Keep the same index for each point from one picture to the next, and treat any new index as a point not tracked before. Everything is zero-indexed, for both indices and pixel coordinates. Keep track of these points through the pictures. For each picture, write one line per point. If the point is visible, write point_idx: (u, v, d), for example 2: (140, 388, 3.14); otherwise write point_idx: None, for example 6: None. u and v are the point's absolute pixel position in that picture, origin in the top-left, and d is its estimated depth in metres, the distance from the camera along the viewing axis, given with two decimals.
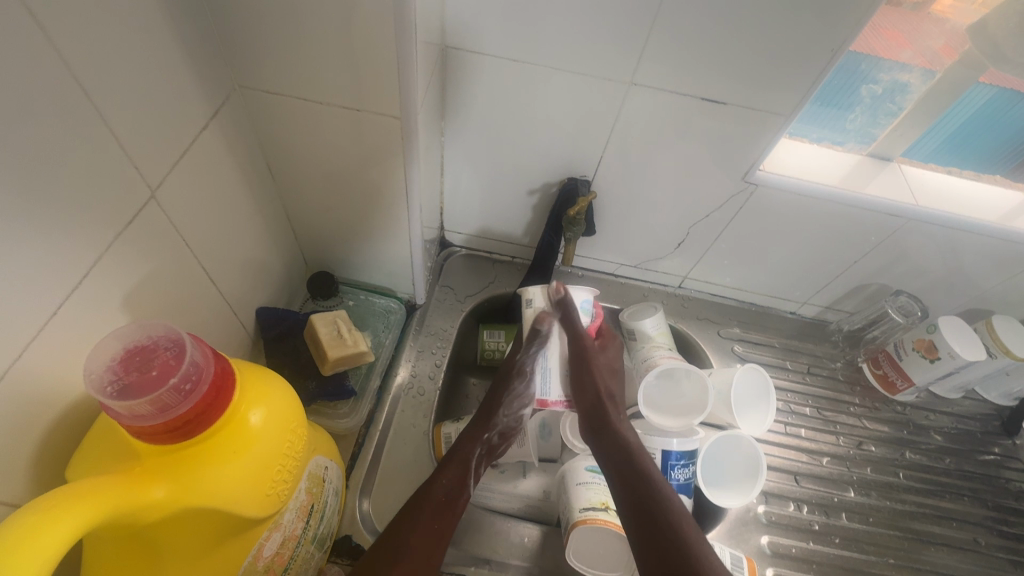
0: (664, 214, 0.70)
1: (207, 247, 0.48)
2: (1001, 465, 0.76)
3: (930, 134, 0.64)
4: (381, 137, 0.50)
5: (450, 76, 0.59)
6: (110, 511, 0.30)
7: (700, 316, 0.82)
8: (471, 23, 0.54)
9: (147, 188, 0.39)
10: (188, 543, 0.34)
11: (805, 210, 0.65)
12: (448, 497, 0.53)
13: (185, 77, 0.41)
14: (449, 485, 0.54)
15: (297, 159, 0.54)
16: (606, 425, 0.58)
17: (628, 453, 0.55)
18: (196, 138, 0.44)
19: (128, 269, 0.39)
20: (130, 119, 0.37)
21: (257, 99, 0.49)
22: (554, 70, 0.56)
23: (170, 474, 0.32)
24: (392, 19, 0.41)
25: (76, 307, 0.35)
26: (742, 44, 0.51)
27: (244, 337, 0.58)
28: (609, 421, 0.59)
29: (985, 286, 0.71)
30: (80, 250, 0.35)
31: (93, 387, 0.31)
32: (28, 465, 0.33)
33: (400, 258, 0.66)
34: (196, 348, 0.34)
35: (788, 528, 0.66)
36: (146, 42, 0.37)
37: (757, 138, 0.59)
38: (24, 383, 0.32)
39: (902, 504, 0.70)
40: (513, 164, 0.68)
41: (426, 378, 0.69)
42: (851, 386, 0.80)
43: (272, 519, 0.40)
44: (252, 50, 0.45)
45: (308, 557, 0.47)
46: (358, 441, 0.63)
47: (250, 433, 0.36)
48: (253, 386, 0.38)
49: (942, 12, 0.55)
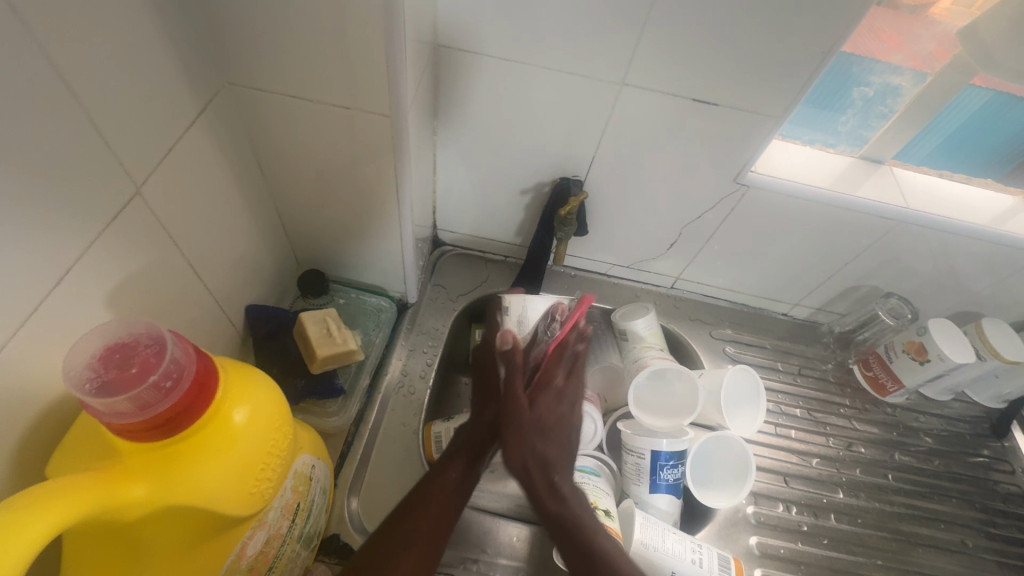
0: (656, 215, 0.70)
1: (195, 244, 0.48)
2: (991, 468, 0.76)
3: (922, 138, 0.64)
4: (371, 135, 0.50)
5: (442, 75, 0.59)
6: (88, 509, 0.29)
7: (693, 316, 0.82)
8: (463, 22, 0.54)
9: (133, 184, 0.39)
10: (170, 542, 0.34)
11: (796, 211, 0.66)
12: (456, 490, 0.52)
13: (173, 73, 0.41)
14: (457, 477, 0.53)
15: (287, 157, 0.54)
16: (540, 493, 0.53)
17: (566, 526, 0.50)
18: (183, 135, 0.44)
19: (113, 266, 0.39)
20: (116, 115, 0.37)
21: (246, 96, 0.49)
22: (546, 69, 0.56)
23: (150, 472, 0.32)
24: (382, 18, 0.41)
25: (59, 302, 0.35)
26: (733, 46, 0.51)
27: (233, 334, 0.58)
28: (541, 490, 0.53)
29: (976, 288, 0.72)
30: (64, 245, 0.35)
31: (73, 384, 0.31)
32: (11, 460, 0.33)
33: (391, 256, 0.65)
34: (178, 345, 0.34)
35: (777, 528, 0.66)
36: (133, 37, 0.37)
37: (748, 139, 0.59)
38: (5, 379, 0.32)
39: (891, 505, 0.70)
40: (506, 163, 0.68)
41: (416, 377, 0.69)
42: (842, 388, 0.80)
43: (256, 517, 0.40)
44: (241, 46, 0.44)
45: (295, 555, 0.47)
46: (347, 440, 0.63)
47: (232, 431, 0.36)
48: (237, 384, 0.37)
49: (938, 14, 0.55)
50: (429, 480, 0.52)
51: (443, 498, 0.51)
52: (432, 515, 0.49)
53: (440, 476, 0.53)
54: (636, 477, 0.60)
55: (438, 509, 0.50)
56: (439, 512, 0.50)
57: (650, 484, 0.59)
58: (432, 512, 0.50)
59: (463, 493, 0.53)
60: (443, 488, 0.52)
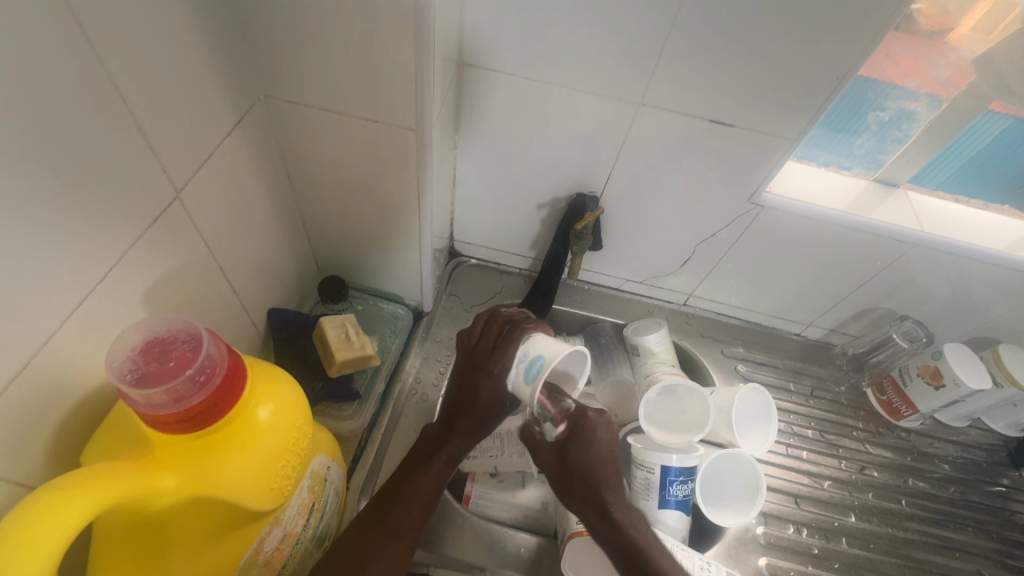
0: (671, 232, 0.71)
1: (225, 246, 0.50)
2: (1008, 498, 0.75)
3: (943, 163, 0.64)
4: (395, 147, 0.52)
5: (466, 90, 0.61)
6: (122, 495, 0.31)
7: (704, 334, 0.82)
8: (487, 40, 0.56)
9: (172, 189, 0.41)
10: (191, 533, 0.36)
11: (812, 231, 0.66)
12: (434, 489, 0.51)
13: (213, 84, 0.43)
14: (439, 478, 0.51)
15: (314, 166, 0.56)
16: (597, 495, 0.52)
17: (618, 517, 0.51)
18: (221, 143, 0.46)
19: (150, 267, 0.41)
20: (161, 123, 0.39)
21: (279, 107, 0.51)
22: (566, 88, 0.58)
23: (180, 463, 0.34)
24: (411, 35, 0.42)
25: (99, 299, 0.37)
26: (749, 69, 0.53)
27: (255, 336, 0.60)
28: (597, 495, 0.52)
29: (992, 314, 0.71)
30: (108, 246, 0.37)
31: (113, 374, 0.32)
32: (47, 447, 0.35)
33: (409, 265, 0.67)
34: (212, 342, 0.35)
35: (787, 550, 0.66)
36: (180, 50, 0.39)
37: (765, 161, 0.60)
38: (46, 369, 0.34)
39: (904, 532, 0.69)
40: (523, 178, 0.69)
41: (429, 385, 0.70)
42: (856, 411, 0.79)
43: (274, 514, 0.41)
44: (278, 60, 0.47)
45: (307, 554, 0.48)
46: (360, 444, 0.64)
47: (257, 428, 0.37)
48: (263, 383, 0.39)
49: (956, 40, 0.56)
50: (403, 483, 0.50)
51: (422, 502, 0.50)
52: (413, 511, 0.49)
53: (418, 477, 0.51)
54: (646, 493, 0.59)
55: (410, 508, 0.49)
56: (418, 509, 0.49)
57: (659, 499, 0.59)
58: (408, 502, 0.49)
59: (441, 490, 0.51)
60: (423, 490, 0.50)
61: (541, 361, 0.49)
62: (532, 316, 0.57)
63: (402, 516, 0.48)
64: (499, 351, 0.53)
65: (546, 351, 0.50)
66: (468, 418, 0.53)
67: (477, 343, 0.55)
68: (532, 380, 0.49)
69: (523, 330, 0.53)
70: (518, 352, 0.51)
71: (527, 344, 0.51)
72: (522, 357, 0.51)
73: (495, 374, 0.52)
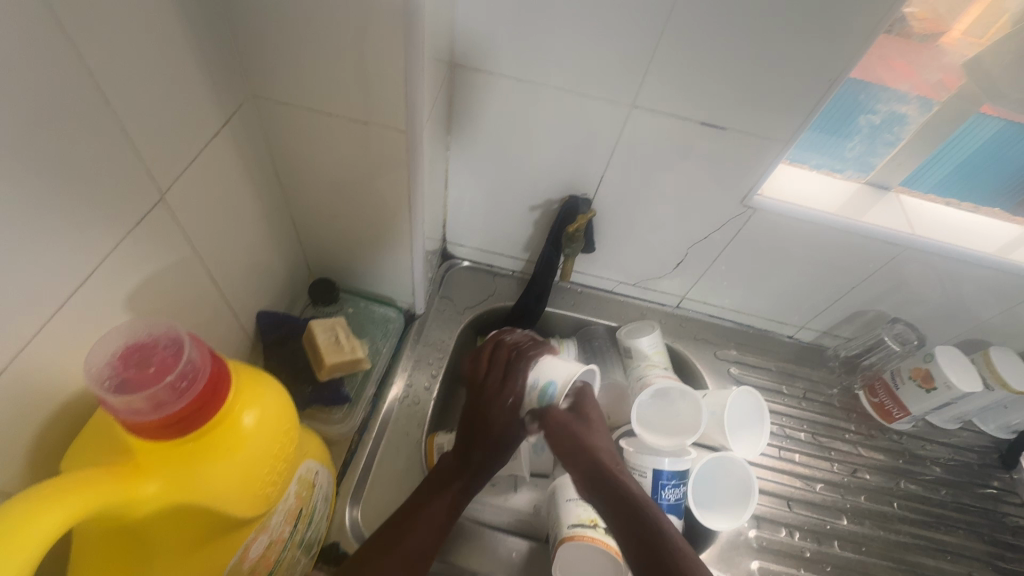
0: (664, 235, 0.71)
1: (212, 249, 0.50)
2: (1000, 500, 0.75)
3: (934, 166, 0.64)
4: (387, 148, 0.52)
5: (458, 91, 0.60)
6: (99, 503, 0.30)
7: (697, 336, 0.82)
8: (479, 40, 0.55)
9: (157, 190, 0.41)
10: (173, 540, 0.35)
11: (804, 234, 0.66)
12: (448, 513, 0.51)
13: (200, 84, 0.43)
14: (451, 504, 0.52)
15: (304, 168, 0.56)
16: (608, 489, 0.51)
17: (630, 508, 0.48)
18: (207, 144, 0.45)
19: (133, 270, 0.40)
20: (145, 124, 0.38)
21: (268, 109, 0.51)
22: (558, 90, 0.58)
23: (161, 469, 0.33)
24: (401, 35, 0.42)
25: (80, 303, 0.36)
26: (740, 72, 0.53)
27: (244, 339, 0.59)
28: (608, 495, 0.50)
29: (984, 316, 0.71)
30: (89, 248, 0.36)
31: (92, 379, 0.32)
32: (25, 454, 0.34)
33: (400, 267, 0.66)
34: (194, 346, 0.35)
35: (780, 554, 0.65)
36: (166, 50, 0.38)
37: (757, 163, 0.60)
38: (24, 375, 0.33)
39: (897, 534, 0.69)
40: (516, 179, 0.69)
41: (421, 388, 0.69)
42: (848, 413, 0.79)
43: (259, 520, 0.40)
44: (267, 61, 0.46)
45: (295, 560, 0.47)
46: (350, 448, 0.63)
47: (242, 433, 0.36)
48: (248, 388, 0.38)
49: (948, 43, 0.56)
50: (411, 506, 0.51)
51: (434, 526, 0.50)
52: (423, 532, 0.49)
53: (431, 502, 0.51)
54: None
55: (426, 533, 0.49)
56: (431, 531, 0.49)
57: (651, 502, 0.58)
58: (423, 528, 0.49)
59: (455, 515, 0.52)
60: (435, 515, 0.51)
61: (554, 386, 0.54)
62: (536, 340, 0.60)
63: (414, 540, 0.48)
64: (510, 383, 0.57)
65: (558, 376, 0.55)
66: (482, 450, 0.55)
67: (486, 378, 0.59)
68: (548, 402, 0.55)
69: (530, 358, 0.57)
70: (529, 377, 0.56)
71: (537, 369, 0.56)
72: (533, 384, 0.55)
73: (509, 405, 0.56)
